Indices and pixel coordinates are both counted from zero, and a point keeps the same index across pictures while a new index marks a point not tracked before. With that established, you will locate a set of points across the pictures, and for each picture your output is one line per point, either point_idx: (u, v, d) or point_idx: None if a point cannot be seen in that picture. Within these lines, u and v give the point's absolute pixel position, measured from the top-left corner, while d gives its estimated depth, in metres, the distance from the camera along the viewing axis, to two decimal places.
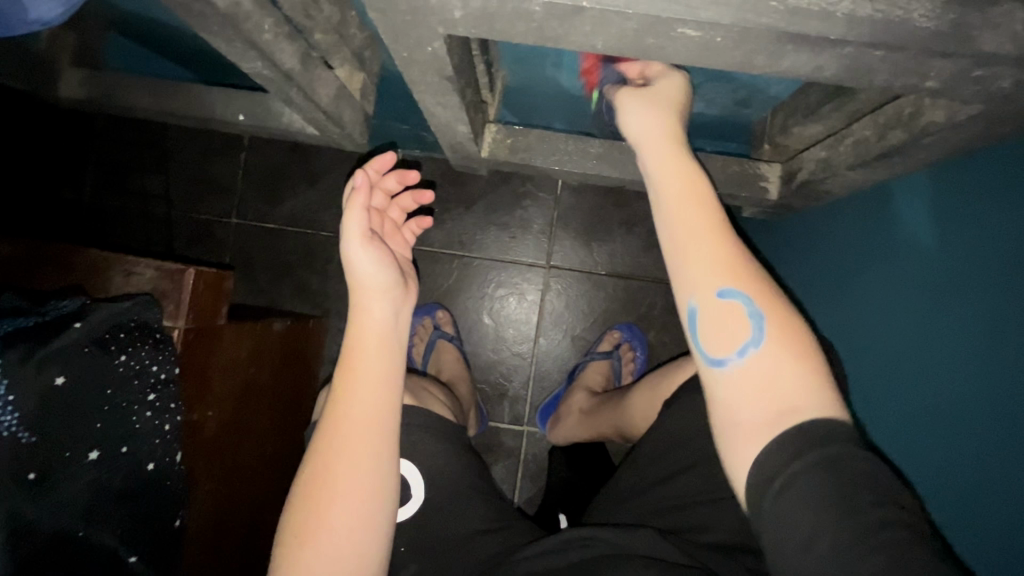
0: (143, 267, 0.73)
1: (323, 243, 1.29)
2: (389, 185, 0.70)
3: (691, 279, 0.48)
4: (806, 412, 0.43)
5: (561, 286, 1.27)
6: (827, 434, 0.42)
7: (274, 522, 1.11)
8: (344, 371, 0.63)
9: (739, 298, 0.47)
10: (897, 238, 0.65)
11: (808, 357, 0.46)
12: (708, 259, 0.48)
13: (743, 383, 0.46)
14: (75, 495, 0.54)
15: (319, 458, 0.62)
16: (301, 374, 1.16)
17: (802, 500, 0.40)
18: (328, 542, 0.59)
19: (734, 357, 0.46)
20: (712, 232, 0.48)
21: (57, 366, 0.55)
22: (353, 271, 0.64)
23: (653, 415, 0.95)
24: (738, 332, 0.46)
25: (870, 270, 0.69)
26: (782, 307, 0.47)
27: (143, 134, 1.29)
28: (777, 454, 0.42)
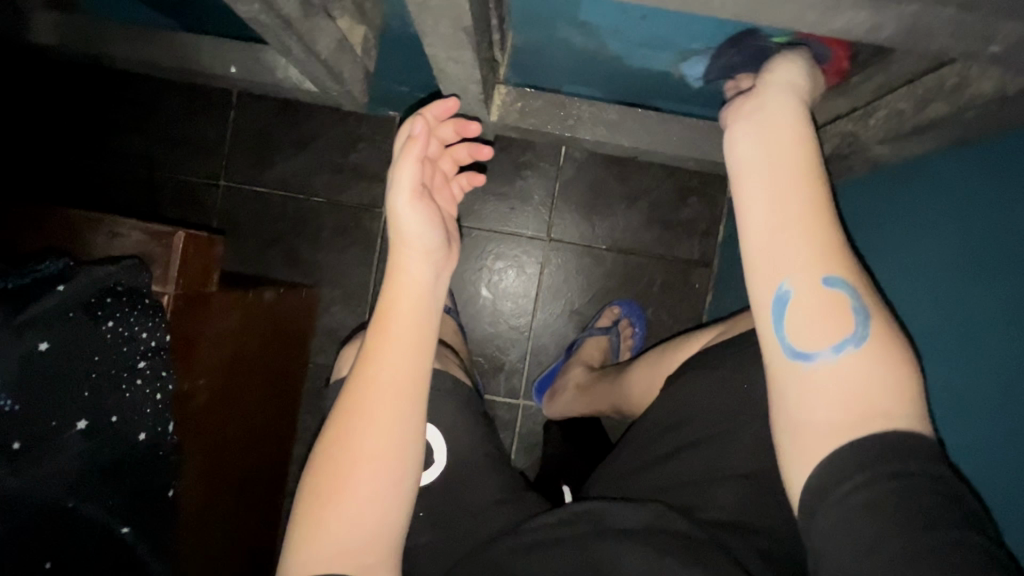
0: (129, 227, 0.69)
1: (316, 209, 1.24)
2: (446, 134, 0.66)
3: (794, 266, 0.44)
4: (893, 419, 0.42)
5: (560, 260, 1.25)
6: (903, 445, 0.41)
7: (267, 489, 1.10)
8: (375, 331, 0.62)
9: (839, 293, 0.44)
10: (929, 212, 0.63)
11: (902, 364, 0.44)
12: (820, 250, 0.44)
13: (834, 378, 0.43)
14: (67, 464, 0.53)
15: (340, 418, 0.60)
16: (294, 343, 1.14)
17: (866, 507, 0.39)
18: (351, 504, 0.58)
19: (827, 352, 0.43)
20: (822, 213, 0.45)
21: (35, 333, 0.51)
22: (398, 226, 0.62)
23: (652, 392, 0.94)
24: (829, 322, 0.44)
25: (922, 244, 0.63)
26: (880, 311, 0.45)
27: (124, 88, 1.22)
28: (845, 459, 0.41)
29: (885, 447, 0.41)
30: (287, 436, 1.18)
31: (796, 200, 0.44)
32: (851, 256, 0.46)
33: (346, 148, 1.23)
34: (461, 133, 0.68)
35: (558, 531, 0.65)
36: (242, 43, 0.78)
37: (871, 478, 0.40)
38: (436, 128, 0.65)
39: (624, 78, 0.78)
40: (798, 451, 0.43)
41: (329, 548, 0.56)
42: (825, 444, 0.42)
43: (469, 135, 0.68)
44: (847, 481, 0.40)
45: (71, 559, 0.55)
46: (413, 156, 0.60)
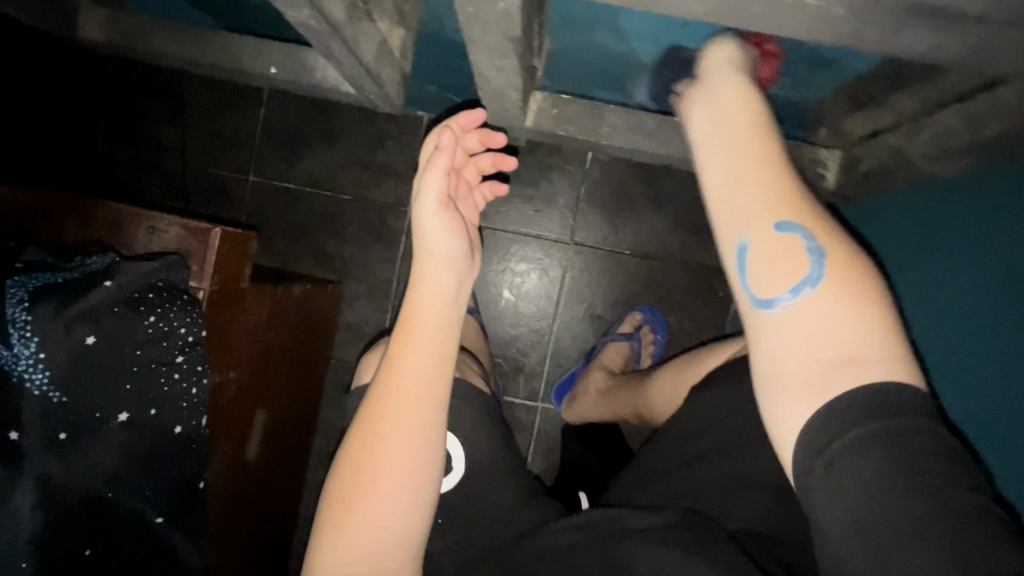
0: (168, 224, 0.70)
1: (343, 206, 1.25)
2: (471, 144, 0.66)
3: (743, 209, 0.41)
4: (867, 367, 0.38)
5: (583, 264, 1.25)
6: (886, 396, 0.37)
7: (287, 483, 1.11)
8: (399, 340, 0.62)
9: (793, 236, 0.41)
10: (983, 235, 0.58)
11: (875, 305, 0.39)
12: (770, 188, 0.41)
13: (795, 326, 0.39)
14: (108, 454, 0.54)
15: (366, 423, 0.61)
16: (318, 339, 1.15)
17: (856, 478, 0.36)
18: (375, 510, 0.59)
19: (786, 297, 0.40)
20: (770, 154, 0.41)
21: (83, 326, 0.52)
22: (422, 235, 0.63)
23: (677, 400, 0.93)
24: (789, 268, 0.40)
25: (938, 271, 0.64)
26: (843, 246, 0.41)
27: (159, 83, 1.24)
28: (833, 412, 0.37)
29: (864, 401, 0.37)
30: (308, 431, 1.20)
31: (741, 139, 0.42)
32: (811, 197, 0.42)
33: (373, 147, 1.24)
34: (487, 143, 0.68)
35: (572, 537, 0.65)
36: (284, 44, 0.79)
37: (871, 433, 0.36)
38: (462, 138, 0.65)
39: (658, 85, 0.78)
40: (777, 411, 0.39)
41: (355, 547, 0.58)
42: (802, 400, 0.38)
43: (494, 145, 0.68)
44: (833, 447, 0.37)
45: (107, 547, 0.56)
46: (438, 168, 0.61)
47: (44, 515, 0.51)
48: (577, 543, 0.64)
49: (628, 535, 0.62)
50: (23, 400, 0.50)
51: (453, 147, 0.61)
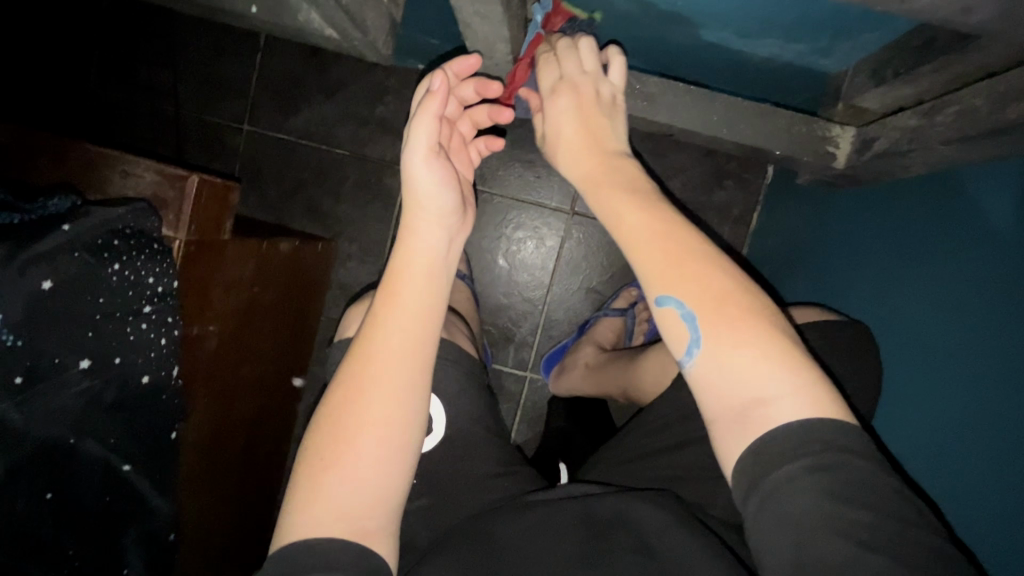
0: (143, 168, 0.68)
1: (338, 161, 1.22)
2: (465, 93, 0.64)
3: (640, 281, 0.49)
4: (776, 403, 0.42)
5: (583, 235, 1.21)
6: (806, 433, 0.41)
7: (270, 440, 1.12)
8: (383, 297, 0.61)
9: (671, 302, 0.46)
10: (932, 243, 0.61)
11: (765, 340, 0.44)
12: (652, 262, 0.48)
13: (700, 383, 0.45)
14: (69, 400, 0.53)
15: (349, 381, 0.60)
16: (307, 299, 1.14)
17: (791, 500, 0.40)
18: (352, 469, 0.57)
19: (685, 359, 0.46)
20: (663, 229, 0.49)
21: (45, 269, 0.51)
22: (411, 185, 0.61)
23: (667, 381, 0.91)
24: (680, 333, 0.46)
25: (899, 271, 0.65)
26: (726, 290, 0.45)
27: (154, 21, 1.20)
28: (759, 456, 0.42)
29: (794, 434, 0.41)
30: (295, 388, 1.21)
31: (628, 229, 0.50)
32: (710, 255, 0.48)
33: (372, 101, 1.19)
34: (482, 94, 0.65)
35: (541, 513, 0.64)
36: None
37: (798, 472, 0.40)
38: (457, 86, 0.63)
39: (669, 46, 0.73)
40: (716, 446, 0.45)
41: (326, 508, 0.56)
42: (732, 440, 0.43)
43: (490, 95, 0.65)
44: (769, 476, 0.41)
45: (71, 490, 0.56)
46: (430, 112, 0.58)
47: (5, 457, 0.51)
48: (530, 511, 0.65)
49: (611, 518, 0.62)
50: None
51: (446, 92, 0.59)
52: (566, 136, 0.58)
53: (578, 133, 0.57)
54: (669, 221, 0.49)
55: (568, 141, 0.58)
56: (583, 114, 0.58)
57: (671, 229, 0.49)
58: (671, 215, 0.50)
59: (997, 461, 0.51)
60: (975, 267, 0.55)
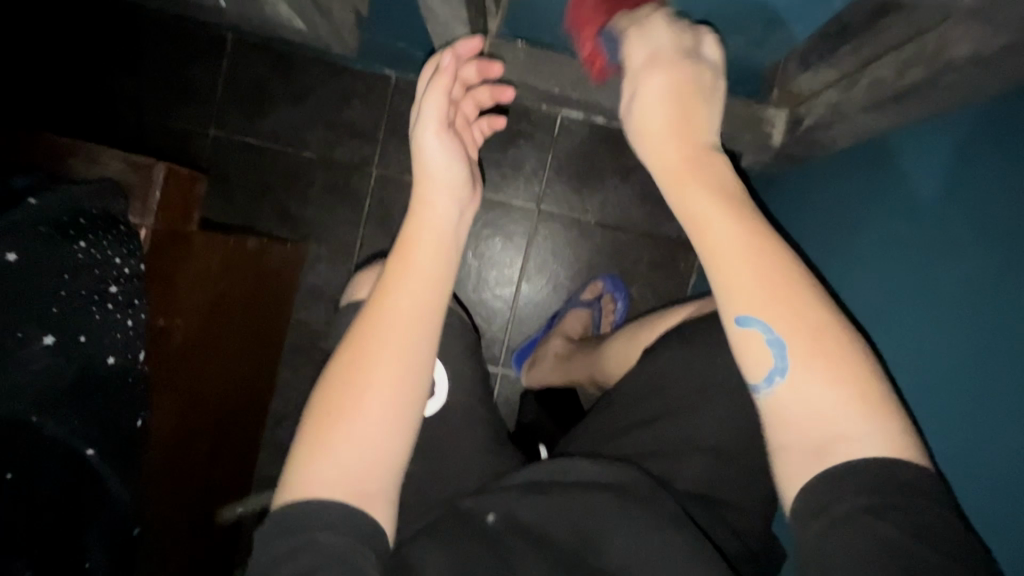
0: (111, 156, 0.69)
1: (307, 164, 1.23)
2: (469, 74, 0.66)
3: (724, 303, 0.50)
4: (857, 443, 0.45)
5: (549, 231, 1.25)
6: (881, 472, 0.44)
7: (235, 447, 1.09)
8: (397, 261, 0.62)
9: (755, 325, 0.49)
10: (923, 200, 0.59)
11: (853, 382, 0.46)
12: (750, 289, 0.49)
13: (777, 411, 0.48)
14: (33, 378, 0.53)
15: (351, 351, 0.60)
16: (273, 301, 1.13)
17: (851, 537, 0.43)
18: (356, 429, 0.56)
19: (763, 386, 0.49)
20: (753, 246, 0.49)
21: (5, 244, 0.52)
22: (423, 159, 0.64)
23: (629, 361, 0.95)
24: (760, 358, 0.49)
25: (868, 249, 0.67)
26: (821, 324, 0.48)
27: (118, 28, 1.20)
28: (828, 487, 0.45)
29: (873, 472, 0.44)
30: (264, 394, 1.19)
31: (721, 244, 0.49)
32: (802, 291, 0.49)
33: (340, 106, 1.22)
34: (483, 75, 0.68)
35: (526, 475, 0.64)
36: None
37: (857, 508, 0.43)
38: (461, 68, 0.66)
39: None
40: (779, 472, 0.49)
41: (323, 479, 0.55)
42: (805, 471, 0.47)
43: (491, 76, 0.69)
44: (831, 508, 0.44)
45: (33, 477, 0.55)
46: (439, 87, 0.62)
47: None
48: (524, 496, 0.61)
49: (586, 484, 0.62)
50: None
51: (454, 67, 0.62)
52: (656, 123, 0.53)
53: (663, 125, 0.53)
54: (764, 245, 0.49)
55: (651, 130, 0.53)
56: (679, 105, 0.53)
57: (768, 247, 0.49)
58: (764, 231, 0.50)
59: (972, 416, 0.52)
60: (955, 223, 0.55)
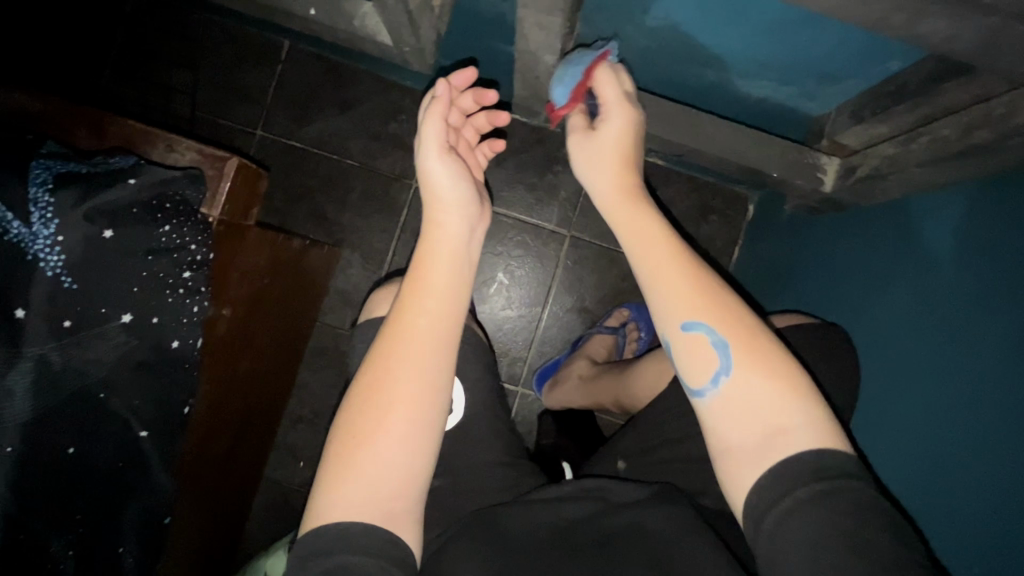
0: (187, 146, 0.71)
1: (348, 171, 1.26)
2: (465, 103, 0.72)
3: (668, 314, 0.55)
4: (791, 435, 0.49)
5: (577, 256, 1.28)
6: (825, 464, 0.47)
7: (252, 446, 1.09)
8: (412, 283, 0.65)
9: (701, 329, 0.53)
10: (924, 259, 0.67)
11: (784, 379, 0.51)
12: (677, 296, 0.54)
13: (720, 411, 0.52)
14: (107, 354, 0.54)
15: (376, 365, 0.62)
16: (306, 302, 1.14)
17: (799, 522, 0.45)
18: (383, 445, 0.59)
19: (709, 388, 0.52)
20: (678, 260, 0.56)
21: (105, 220, 0.53)
22: (428, 182, 0.68)
23: (659, 387, 0.97)
24: (706, 364, 0.53)
25: (876, 292, 0.74)
26: (750, 329, 0.53)
27: (179, 26, 1.24)
28: (776, 482, 0.47)
29: (812, 462, 0.47)
30: (284, 393, 1.19)
31: (651, 264, 0.57)
32: (722, 289, 0.55)
33: (386, 118, 1.25)
34: (480, 102, 0.74)
35: (562, 507, 0.67)
36: None
37: (811, 496, 0.45)
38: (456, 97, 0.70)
39: (676, 83, 0.82)
40: (729, 473, 0.51)
41: (354, 488, 0.58)
42: (747, 471, 0.49)
43: (487, 102, 0.74)
44: (781, 499, 0.47)
45: (89, 450, 0.55)
46: (436, 115, 0.66)
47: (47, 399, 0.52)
48: (564, 517, 0.65)
49: (621, 508, 0.66)
50: (34, 277, 0.50)
51: (449, 98, 0.67)
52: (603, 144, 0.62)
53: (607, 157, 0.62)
54: (697, 264, 0.56)
55: (596, 172, 0.62)
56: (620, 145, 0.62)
57: (695, 262, 0.56)
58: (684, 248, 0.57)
59: (952, 452, 0.59)
60: (948, 280, 0.63)
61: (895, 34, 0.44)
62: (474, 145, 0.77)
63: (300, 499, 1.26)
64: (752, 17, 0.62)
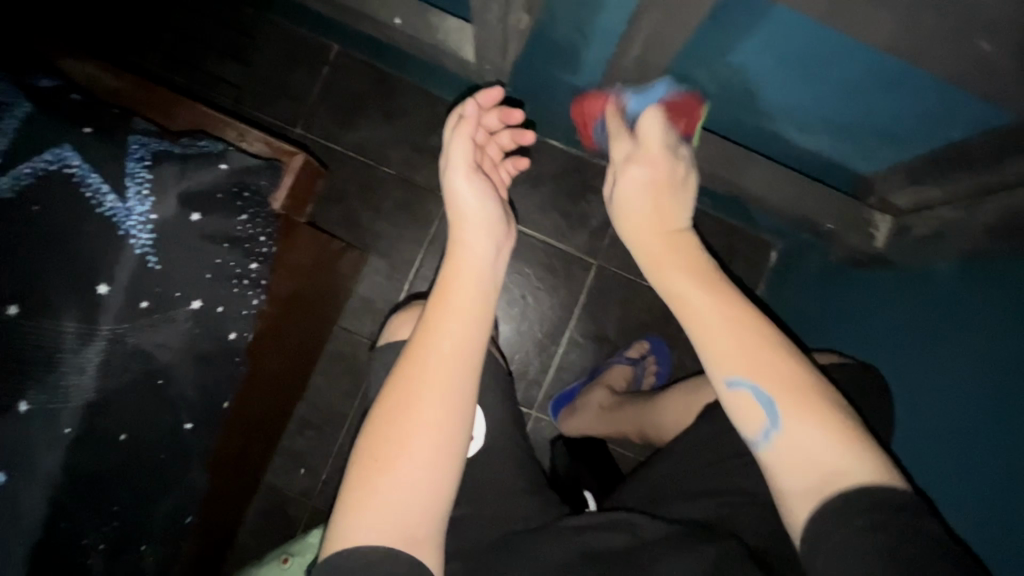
0: (255, 138, 0.70)
1: (383, 179, 1.26)
2: (491, 121, 0.71)
3: (711, 364, 0.51)
4: (850, 474, 0.46)
5: (602, 286, 1.29)
6: (878, 498, 0.44)
7: (257, 451, 1.05)
8: (436, 302, 0.63)
9: (744, 386, 0.49)
10: (976, 319, 0.68)
11: (829, 411, 0.48)
12: (728, 347, 0.50)
13: (776, 459, 0.49)
14: (169, 339, 0.53)
15: (401, 383, 0.60)
16: (328, 307, 1.11)
17: (855, 551, 0.43)
18: (404, 468, 0.57)
19: (761, 440, 0.49)
20: (722, 306, 0.52)
21: (193, 204, 0.53)
22: (455, 204, 0.66)
23: (687, 419, 0.96)
24: (752, 417, 0.49)
25: (926, 351, 0.75)
26: (795, 372, 0.49)
27: (230, 20, 1.24)
28: (847, 513, 0.45)
29: (867, 499, 0.45)
30: (294, 399, 1.16)
31: (693, 310, 0.52)
32: (767, 328, 0.51)
33: (426, 131, 1.26)
34: (504, 121, 0.74)
35: (591, 538, 0.65)
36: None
37: (865, 526, 0.43)
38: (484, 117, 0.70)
39: (740, 127, 0.84)
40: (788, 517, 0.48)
41: (379, 511, 0.56)
42: (797, 506, 0.48)
43: (512, 121, 0.74)
44: (834, 536, 0.44)
45: (137, 435, 0.54)
46: (464, 134, 0.66)
47: (109, 380, 0.51)
48: (610, 548, 0.64)
49: (655, 539, 0.65)
50: (121, 251, 0.50)
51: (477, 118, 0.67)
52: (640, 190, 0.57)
53: (648, 209, 0.57)
54: (737, 302, 0.52)
55: (641, 223, 0.57)
56: (652, 204, 0.57)
57: (736, 298, 0.53)
58: (725, 286, 0.54)
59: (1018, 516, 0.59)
60: (1006, 341, 0.63)
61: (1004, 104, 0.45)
62: (498, 163, 0.76)
63: (298, 507, 1.21)
64: (828, 77, 0.65)
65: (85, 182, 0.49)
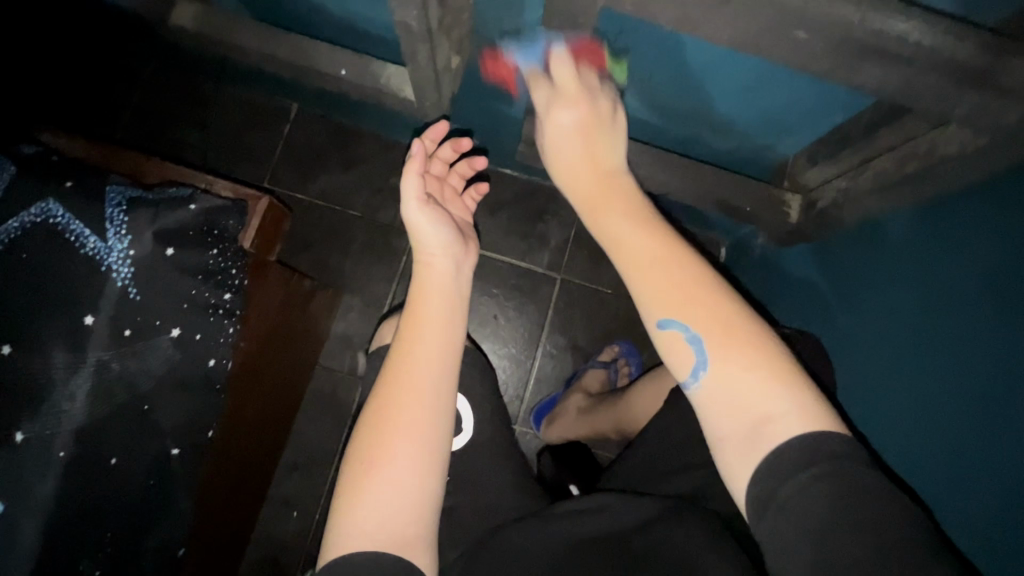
0: (222, 186, 0.77)
1: (350, 222, 1.33)
2: (445, 154, 0.82)
3: (646, 307, 0.52)
4: (780, 421, 0.47)
5: (567, 299, 1.35)
6: (814, 442, 0.46)
7: (249, 492, 1.07)
8: (412, 314, 0.69)
9: (674, 325, 0.51)
10: (900, 271, 0.75)
11: (768, 363, 0.49)
12: (656, 290, 0.52)
13: (707, 403, 0.50)
14: (152, 366, 0.58)
15: (384, 393, 0.65)
16: (308, 344, 1.16)
17: (809, 497, 0.44)
18: (390, 469, 0.61)
19: (690, 381, 0.51)
20: (664, 258, 0.53)
21: (167, 240, 0.59)
22: (413, 231, 0.72)
23: (656, 406, 1.03)
24: (682, 360, 0.51)
25: (862, 309, 0.81)
26: (732, 321, 0.50)
27: (195, 92, 1.33)
28: (782, 460, 0.46)
29: (799, 448, 0.45)
30: (281, 439, 1.18)
31: (631, 254, 0.54)
32: (701, 266, 0.53)
33: (386, 173, 1.34)
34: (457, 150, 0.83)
35: (570, 524, 0.67)
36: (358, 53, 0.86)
37: (805, 478, 0.44)
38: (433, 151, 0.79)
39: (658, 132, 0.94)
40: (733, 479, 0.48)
41: (371, 513, 0.59)
42: (740, 464, 0.48)
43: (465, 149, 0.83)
44: (785, 482, 0.45)
45: (126, 461, 0.58)
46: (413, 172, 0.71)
47: (97, 408, 0.56)
48: (587, 536, 0.65)
49: (630, 526, 0.64)
50: (103, 285, 0.56)
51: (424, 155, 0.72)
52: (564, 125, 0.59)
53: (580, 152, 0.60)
54: (667, 236, 0.55)
55: (569, 162, 0.60)
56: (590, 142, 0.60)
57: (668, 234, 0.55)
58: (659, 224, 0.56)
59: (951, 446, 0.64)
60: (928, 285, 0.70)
61: (843, 82, 0.53)
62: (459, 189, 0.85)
63: (291, 553, 1.21)
64: (729, 78, 0.74)
65: (67, 229, 0.55)
